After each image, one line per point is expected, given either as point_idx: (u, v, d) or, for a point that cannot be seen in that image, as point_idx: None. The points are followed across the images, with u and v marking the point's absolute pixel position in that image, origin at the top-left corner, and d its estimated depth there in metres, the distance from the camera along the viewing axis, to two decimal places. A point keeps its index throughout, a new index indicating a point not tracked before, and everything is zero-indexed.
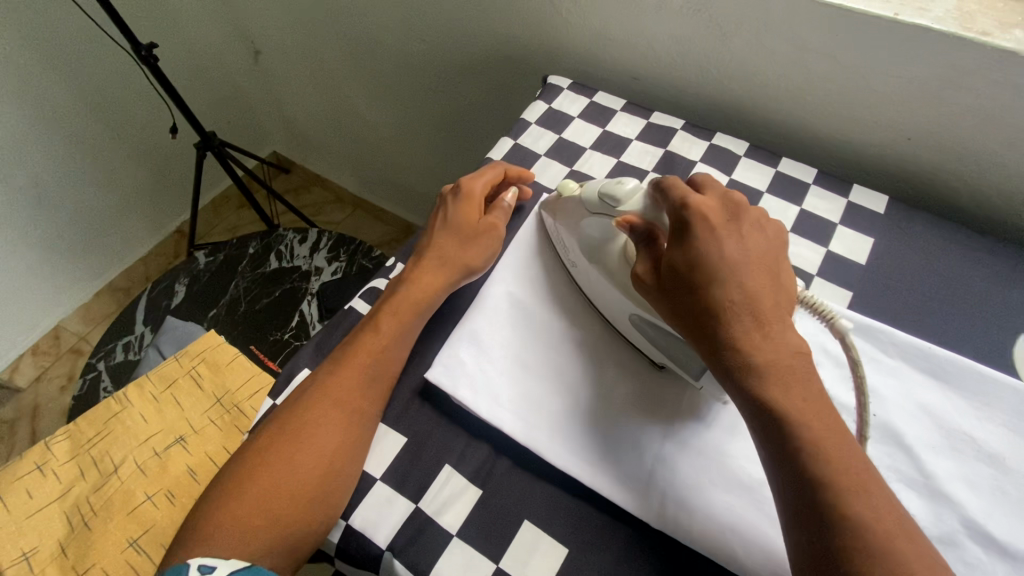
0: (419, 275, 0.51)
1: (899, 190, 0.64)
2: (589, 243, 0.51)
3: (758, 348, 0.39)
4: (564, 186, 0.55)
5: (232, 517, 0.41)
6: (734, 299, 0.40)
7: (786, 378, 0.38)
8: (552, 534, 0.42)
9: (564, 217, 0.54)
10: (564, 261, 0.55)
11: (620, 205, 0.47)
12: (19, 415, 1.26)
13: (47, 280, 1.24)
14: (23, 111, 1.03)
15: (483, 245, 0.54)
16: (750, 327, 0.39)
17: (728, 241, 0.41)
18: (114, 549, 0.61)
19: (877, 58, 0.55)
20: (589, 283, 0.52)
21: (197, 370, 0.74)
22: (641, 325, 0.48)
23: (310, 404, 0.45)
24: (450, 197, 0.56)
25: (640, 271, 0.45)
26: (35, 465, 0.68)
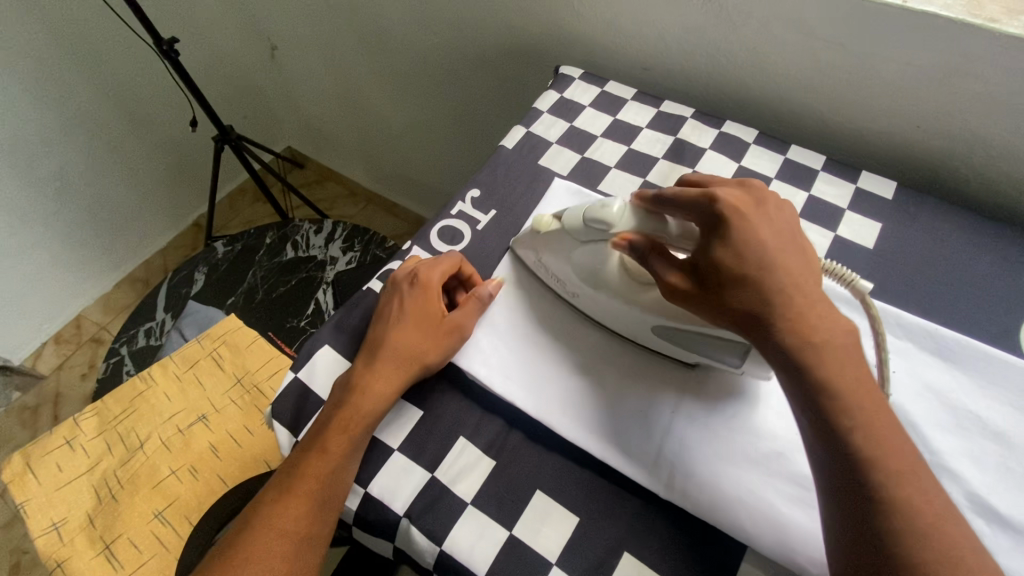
0: (377, 376, 0.46)
1: (908, 178, 0.65)
2: (585, 268, 0.50)
3: (813, 330, 0.38)
4: (538, 222, 0.51)
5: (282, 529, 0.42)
6: (783, 282, 0.39)
7: (843, 360, 0.37)
8: (563, 503, 0.44)
9: (549, 250, 0.52)
10: (559, 293, 0.54)
11: (612, 227, 0.46)
12: (42, 400, 1.29)
13: (70, 269, 1.28)
14: (50, 104, 1.07)
15: (447, 340, 0.49)
16: (804, 306, 0.38)
17: (764, 224, 0.41)
18: (141, 520, 0.65)
19: (885, 46, 0.56)
20: (595, 304, 0.51)
21: (219, 352, 0.77)
22: (665, 332, 0.47)
23: (337, 420, 0.44)
24: (403, 285, 0.50)
25: (671, 280, 0.42)
26: (64, 440, 0.71)
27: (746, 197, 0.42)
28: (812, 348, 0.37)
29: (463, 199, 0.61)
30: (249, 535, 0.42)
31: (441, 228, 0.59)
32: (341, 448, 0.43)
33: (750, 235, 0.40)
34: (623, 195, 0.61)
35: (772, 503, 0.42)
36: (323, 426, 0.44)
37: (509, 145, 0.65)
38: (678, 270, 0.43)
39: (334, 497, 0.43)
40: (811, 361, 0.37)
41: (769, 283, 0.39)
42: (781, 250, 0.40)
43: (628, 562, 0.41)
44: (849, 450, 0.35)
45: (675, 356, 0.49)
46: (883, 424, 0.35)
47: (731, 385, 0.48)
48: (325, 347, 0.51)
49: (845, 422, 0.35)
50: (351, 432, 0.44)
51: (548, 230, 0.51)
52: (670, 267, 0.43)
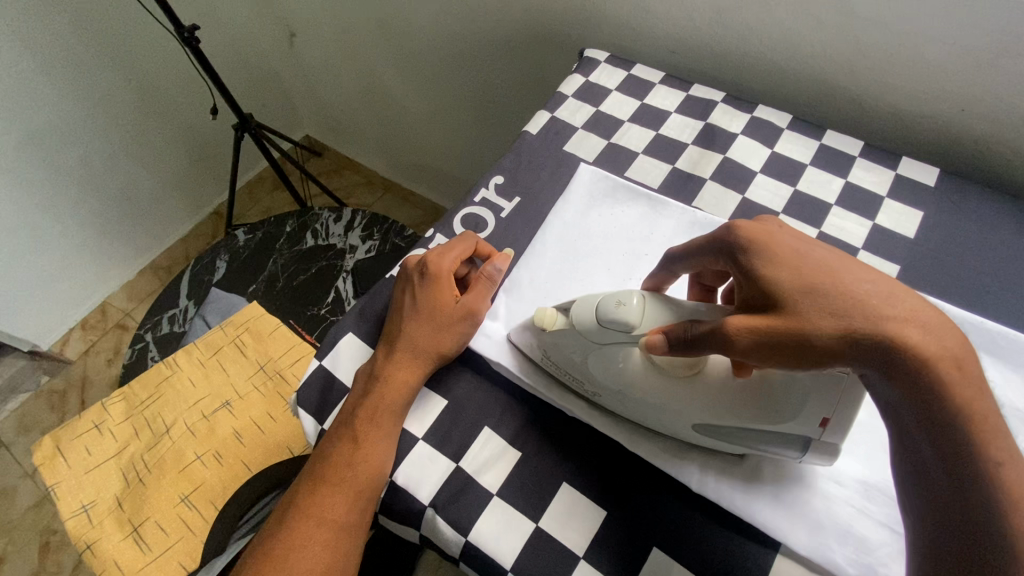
0: (398, 367, 0.45)
1: (951, 165, 0.62)
2: (610, 364, 0.43)
3: (940, 336, 0.31)
4: (540, 318, 0.45)
5: (316, 527, 0.42)
6: (870, 290, 0.33)
7: (975, 379, 0.30)
8: (591, 496, 0.43)
9: (556, 348, 0.45)
10: (578, 391, 0.46)
11: (634, 326, 0.40)
12: (69, 385, 1.31)
13: (95, 257, 1.30)
14: (74, 92, 1.08)
15: (464, 326, 0.48)
16: (911, 307, 0.32)
17: (808, 237, 0.37)
18: (168, 504, 0.66)
19: (930, 25, 0.54)
20: (624, 404, 0.44)
21: (242, 339, 0.77)
22: (716, 431, 0.41)
23: (355, 421, 0.44)
24: (414, 276, 0.49)
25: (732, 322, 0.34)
26: (92, 424, 0.72)
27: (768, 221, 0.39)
28: (945, 361, 0.30)
29: (487, 185, 0.60)
30: (287, 527, 0.42)
31: (464, 216, 0.58)
32: (368, 438, 0.43)
33: (792, 252, 0.36)
34: (651, 182, 0.59)
35: (805, 499, 0.41)
36: (349, 417, 0.44)
37: (533, 131, 0.63)
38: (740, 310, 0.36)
39: (367, 486, 0.43)
40: (948, 375, 0.30)
41: (858, 292, 0.33)
42: (846, 259, 0.35)
43: (658, 556, 0.41)
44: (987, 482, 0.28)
45: (724, 450, 0.43)
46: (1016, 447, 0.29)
47: None
48: (349, 335, 0.51)
49: (982, 450, 0.28)
50: (377, 422, 0.44)
51: (554, 326, 0.45)
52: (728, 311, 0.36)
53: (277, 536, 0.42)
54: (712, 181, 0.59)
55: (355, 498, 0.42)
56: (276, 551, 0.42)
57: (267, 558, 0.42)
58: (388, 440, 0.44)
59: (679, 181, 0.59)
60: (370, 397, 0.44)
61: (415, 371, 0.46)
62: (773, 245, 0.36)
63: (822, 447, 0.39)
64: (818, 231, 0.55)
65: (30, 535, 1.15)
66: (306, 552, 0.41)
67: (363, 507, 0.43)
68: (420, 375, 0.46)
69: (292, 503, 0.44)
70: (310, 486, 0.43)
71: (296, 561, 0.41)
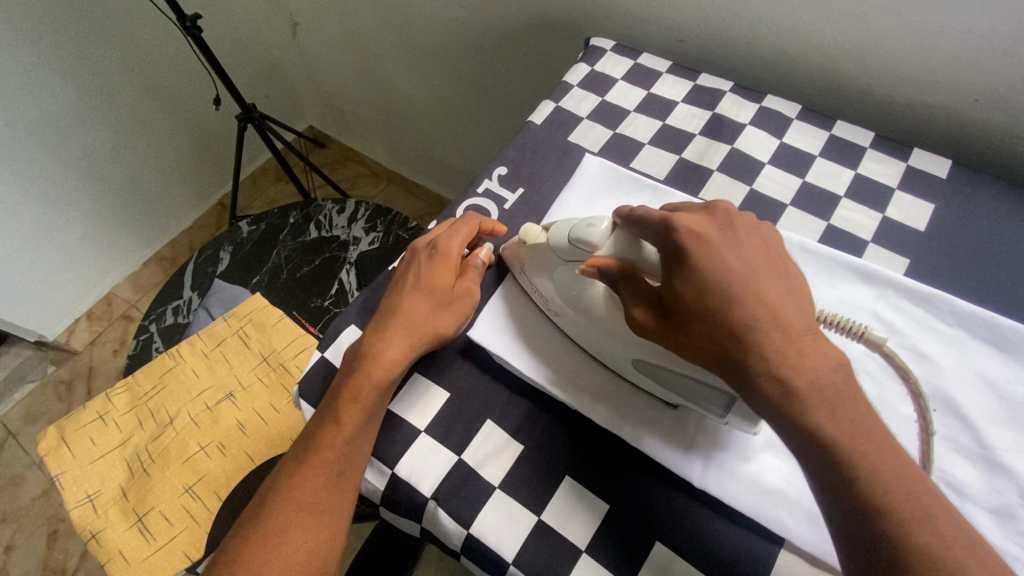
0: (389, 344, 0.44)
1: (964, 156, 0.61)
2: (567, 293, 0.46)
3: (795, 372, 0.33)
4: (527, 232, 0.48)
5: (292, 509, 0.41)
6: (760, 316, 0.35)
7: (840, 405, 0.33)
8: (594, 490, 0.43)
9: (533, 267, 0.48)
10: (542, 312, 0.50)
11: (594, 249, 0.44)
12: (76, 374, 1.32)
13: (100, 248, 1.30)
14: (76, 82, 1.07)
15: (461, 305, 0.48)
16: (780, 345, 0.34)
17: (729, 251, 0.37)
18: (172, 494, 0.66)
19: (945, 12, 0.52)
20: (577, 329, 0.47)
21: (245, 331, 0.76)
22: (647, 370, 0.43)
23: (340, 399, 0.43)
24: (422, 252, 0.49)
25: (636, 314, 0.40)
26: (97, 415, 0.72)
27: (709, 220, 0.39)
28: (794, 395, 0.33)
29: (490, 176, 0.59)
30: (270, 509, 0.41)
31: (466, 208, 0.57)
32: (350, 415, 0.42)
33: (709, 266, 0.36)
34: (657, 172, 0.58)
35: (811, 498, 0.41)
36: (335, 393, 0.44)
37: (538, 120, 0.63)
38: (644, 305, 0.40)
39: (347, 464, 0.42)
40: (792, 407, 0.33)
41: (741, 322, 0.35)
42: (756, 276, 0.36)
43: (661, 551, 0.40)
44: (850, 494, 0.31)
45: (658, 395, 0.44)
46: (888, 461, 0.31)
47: None
48: (352, 328, 0.51)
49: (847, 466, 0.31)
50: (362, 397, 0.43)
51: (534, 242, 0.48)
52: (638, 300, 0.40)
53: (261, 517, 0.41)
54: (719, 171, 0.58)
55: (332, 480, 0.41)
56: (260, 532, 0.41)
57: (251, 541, 0.41)
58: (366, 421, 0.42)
59: (685, 172, 0.58)
60: (356, 374, 0.43)
61: (404, 350, 0.45)
62: (691, 253, 0.37)
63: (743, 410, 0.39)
64: (826, 224, 0.54)
65: (39, 522, 1.16)
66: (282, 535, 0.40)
67: (340, 491, 0.42)
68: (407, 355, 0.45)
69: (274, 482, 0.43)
70: (292, 465, 0.42)
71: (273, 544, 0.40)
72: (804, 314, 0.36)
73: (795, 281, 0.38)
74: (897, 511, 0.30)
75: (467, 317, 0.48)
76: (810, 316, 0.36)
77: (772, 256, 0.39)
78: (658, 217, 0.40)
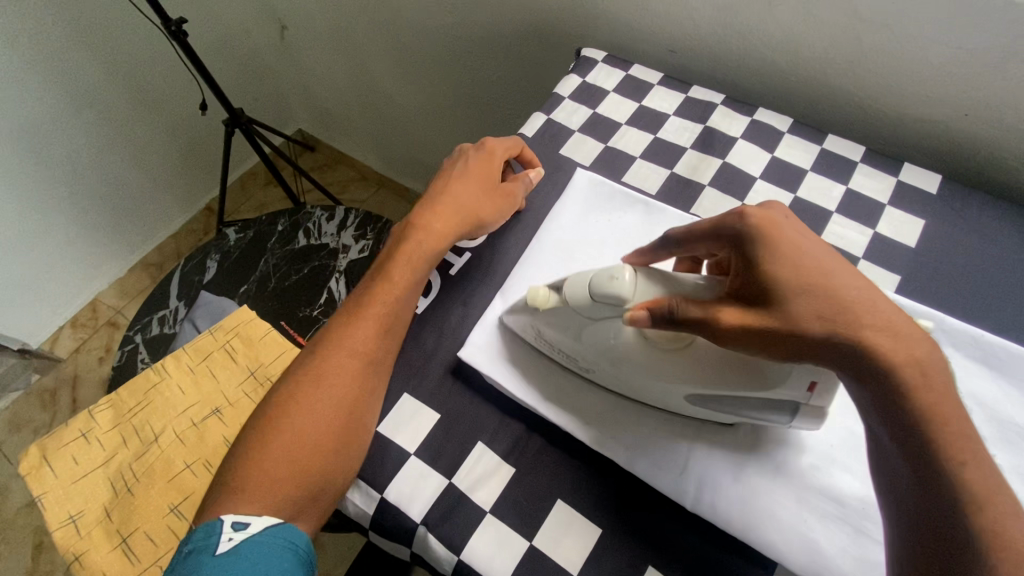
0: (438, 220, 0.50)
1: (952, 170, 0.61)
2: (598, 344, 0.43)
3: (901, 352, 0.33)
4: (532, 296, 0.45)
5: (341, 357, 0.45)
6: (851, 299, 0.35)
7: (938, 388, 0.33)
8: (586, 514, 0.42)
9: (550, 325, 0.45)
10: (569, 367, 0.47)
11: (626, 299, 0.40)
12: (60, 383, 1.30)
13: (84, 254, 1.28)
14: (58, 86, 1.05)
15: (497, 205, 0.53)
16: (879, 320, 0.34)
17: (807, 234, 0.38)
18: (156, 515, 0.59)
19: (934, 28, 0.52)
20: (613, 377, 0.45)
21: (232, 344, 0.71)
22: (702, 402, 0.42)
23: (391, 266, 0.48)
24: (470, 150, 0.55)
25: (727, 320, 0.36)
26: (80, 432, 0.65)
27: (773, 210, 0.40)
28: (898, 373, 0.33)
29: None
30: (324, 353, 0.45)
31: None
32: (398, 278, 0.48)
33: (800, 251, 0.37)
34: (649, 187, 0.58)
35: (803, 520, 0.41)
36: (387, 262, 0.49)
37: (529, 133, 0.62)
38: (732, 307, 0.37)
39: (394, 322, 0.47)
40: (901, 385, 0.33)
41: (840, 303, 0.35)
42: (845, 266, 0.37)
43: None
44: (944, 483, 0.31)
45: (717, 418, 0.43)
46: (978, 449, 0.32)
47: None
48: None
49: (943, 460, 0.31)
50: (410, 264, 0.48)
51: (546, 304, 0.44)
52: (722, 305, 0.37)
53: (315, 361, 0.45)
54: (710, 186, 0.57)
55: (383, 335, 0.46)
56: (314, 374, 0.45)
57: (304, 380, 0.45)
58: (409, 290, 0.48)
59: (677, 187, 0.58)
60: (404, 244, 0.49)
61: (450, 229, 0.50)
62: (774, 238, 0.38)
63: (811, 410, 0.39)
64: None
65: (22, 535, 1.14)
66: (332, 379, 0.44)
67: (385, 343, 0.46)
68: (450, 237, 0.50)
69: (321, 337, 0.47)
70: (344, 320, 0.47)
71: (324, 384, 0.44)
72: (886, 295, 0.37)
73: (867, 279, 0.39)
74: (987, 502, 0.30)
75: (501, 213, 0.53)
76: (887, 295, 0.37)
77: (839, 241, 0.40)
78: (716, 219, 0.41)
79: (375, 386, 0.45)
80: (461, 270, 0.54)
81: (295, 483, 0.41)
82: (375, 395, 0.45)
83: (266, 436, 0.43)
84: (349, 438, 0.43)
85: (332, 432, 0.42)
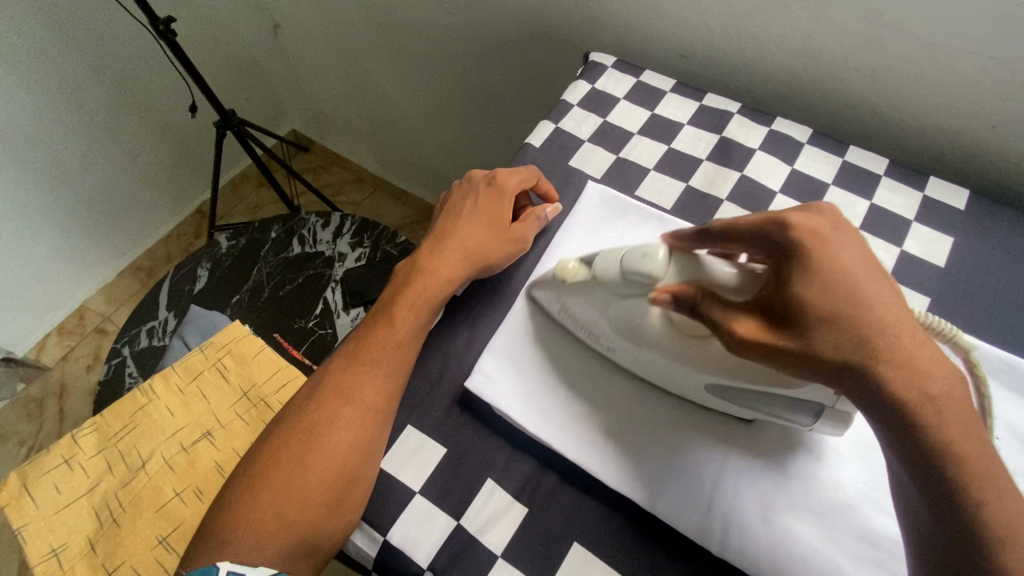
0: (442, 264, 0.48)
1: (977, 182, 0.59)
2: (620, 322, 0.43)
3: (925, 380, 0.30)
4: (562, 269, 0.45)
5: (341, 405, 0.42)
6: (888, 321, 0.31)
7: (958, 416, 0.30)
8: (604, 558, 0.39)
9: (576, 297, 0.45)
10: (591, 346, 0.47)
11: (655, 278, 0.39)
12: (47, 393, 1.26)
13: (70, 260, 1.23)
14: (40, 87, 1.00)
15: (507, 245, 0.50)
16: (910, 348, 0.31)
17: (848, 249, 0.33)
18: (142, 547, 0.56)
19: (965, 38, 0.50)
20: (635, 360, 0.44)
21: (223, 362, 0.68)
22: (723, 392, 0.41)
23: (396, 309, 0.46)
24: (479, 185, 0.52)
25: (739, 330, 0.34)
26: (62, 459, 0.62)
27: (816, 216, 0.34)
28: (929, 404, 0.30)
29: None
30: (317, 401, 0.42)
31: None
32: (402, 321, 0.45)
33: (836, 264, 0.32)
34: (663, 201, 0.55)
35: (839, 566, 0.38)
36: (389, 304, 0.47)
37: (536, 143, 0.59)
38: (749, 319, 0.34)
39: (398, 369, 0.44)
40: (926, 416, 0.30)
41: (871, 325, 0.31)
42: (879, 280, 0.33)
43: None
44: (967, 518, 0.29)
45: (733, 412, 0.43)
46: (1007, 487, 0.29)
47: (779, 445, 0.42)
48: None
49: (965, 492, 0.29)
50: (414, 309, 0.46)
51: (574, 279, 0.45)
52: (737, 313, 0.35)
53: (307, 410, 0.42)
54: (728, 201, 0.54)
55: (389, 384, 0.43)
56: (305, 425, 0.41)
57: (295, 430, 0.41)
58: (414, 336, 0.45)
59: (693, 201, 0.55)
60: (409, 287, 0.47)
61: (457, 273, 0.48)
62: (813, 255, 0.32)
63: (835, 413, 0.39)
64: None
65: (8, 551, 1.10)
66: (333, 430, 0.41)
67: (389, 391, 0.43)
68: (457, 282, 0.47)
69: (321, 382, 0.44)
70: (345, 364, 0.44)
71: (324, 435, 0.41)
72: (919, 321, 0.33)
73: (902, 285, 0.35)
74: (1023, 545, 0.28)
75: (513, 253, 0.50)
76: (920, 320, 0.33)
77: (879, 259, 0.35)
78: (751, 223, 0.36)
79: (367, 438, 0.41)
80: (467, 291, 0.51)
81: (282, 545, 0.38)
82: (368, 446, 0.41)
83: (252, 491, 0.40)
84: (339, 496, 0.39)
85: (324, 487, 0.39)
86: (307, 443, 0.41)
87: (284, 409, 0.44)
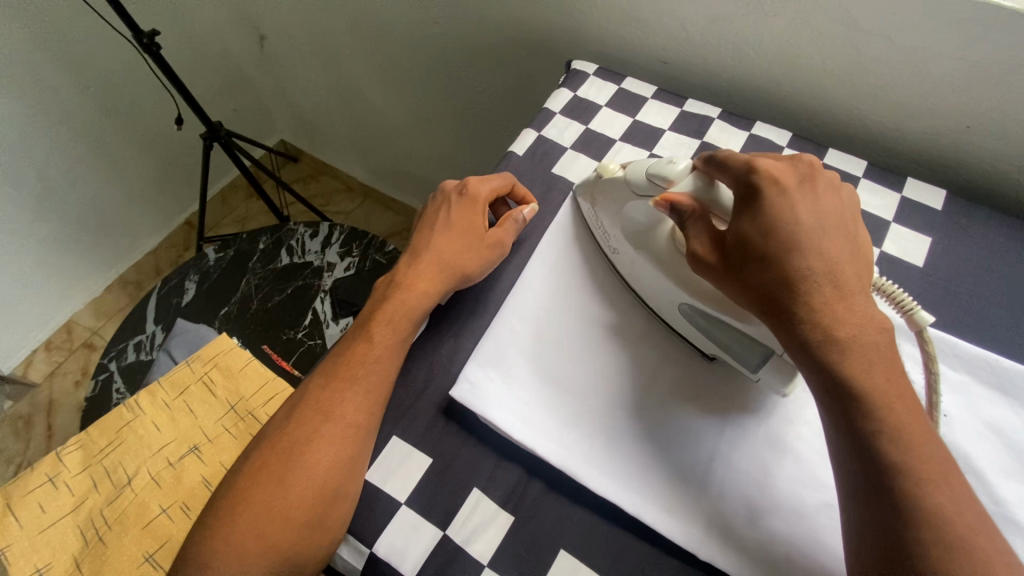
0: (419, 278, 0.48)
1: (957, 183, 0.60)
2: (633, 228, 0.48)
3: (837, 323, 0.34)
4: (603, 168, 0.50)
5: (321, 423, 0.42)
6: (814, 269, 0.36)
7: (879, 360, 0.34)
8: (590, 564, 0.39)
9: (605, 201, 0.50)
10: (601, 248, 0.52)
11: (670, 184, 0.43)
12: (35, 410, 1.25)
13: (57, 275, 1.22)
14: (24, 103, 1.00)
15: (485, 254, 0.50)
16: (831, 298, 0.35)
17: (803, 202, 0.38)
18: (128, 565, 0.55)
19: (938, 41, 0.50)
20: (632, 270, 0.49)
21: (210, 376, 0.67)
22: (691, 315, 0.45)
23: (373, 323, 0.46)
24: (452, 195, 0.52)
25: (696, 249, 0.41)
26: (46, 477, 0.61)
27: (791, 169, 0.40)
28: (834, 345, 0.34)
29: None
30: (296, 420, 0.42)
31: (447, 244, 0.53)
32: (382, 335, 0.45)
33: (785, 217, 0.37)
34: None
35: (824, 566, 0.38)
36: (368, 319, 0.47)
37: (519, 151, 0.60)
38: (706, 242, 0.40)
39: (377, 382, 0.44)
40: (834, 354, 0.34)
41: (796, 272, 0.36)
42: (825, 232, 0.37)
43: None
44: (867, 445, 0.32)
45: (696, 344, 0.46)
46: (916, 429, 0.32)
47: (761, 449, 0.42)
48: None
49: (880, 435, 0.32)
50: (393, 324, 0.46)
51: (611, 176, 0.49)
52: (700, 233, 0.41)
53: (286, 428, 0.42)
54: None
55: (370, 397, 0.43)
56: (284, 444, 0.41)
57: (275, 450, 0.41)
58: (394, 350, 0.45)
59: None
60: (386, 303, 0.47)
61: (435, 287, 0.48)
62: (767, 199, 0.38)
63: (781, 365, 0.41)
64: None
65: None
66: (314, 449, 0.41)
67: (369, 405, 0.43)
68: (434, 294, 0.48)
69: (298, 403, 0.44)
70: (324, 383, 0.44)
71: (306, 455, 0.41)
72: (859, 275, 0.37)
73: (863, 249, 0.38)
74: (923, 476, 0.31)
75: (493, 265, 0.51)
76: (865, 277, 0.37)
77: (849, 219, 0.39)
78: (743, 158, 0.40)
79: (349, 453, 0.41)
80: (451, 300, 0.51)
81: (265, 567, 0.38)
82: (352, 461, 0.41)
83: (233, 514, 0.40)
84: (321, 514, 0.39)
85: (306, 505, 0.39)
86: (290, 464, 0.40)
87: (261, 431, 0.44)
